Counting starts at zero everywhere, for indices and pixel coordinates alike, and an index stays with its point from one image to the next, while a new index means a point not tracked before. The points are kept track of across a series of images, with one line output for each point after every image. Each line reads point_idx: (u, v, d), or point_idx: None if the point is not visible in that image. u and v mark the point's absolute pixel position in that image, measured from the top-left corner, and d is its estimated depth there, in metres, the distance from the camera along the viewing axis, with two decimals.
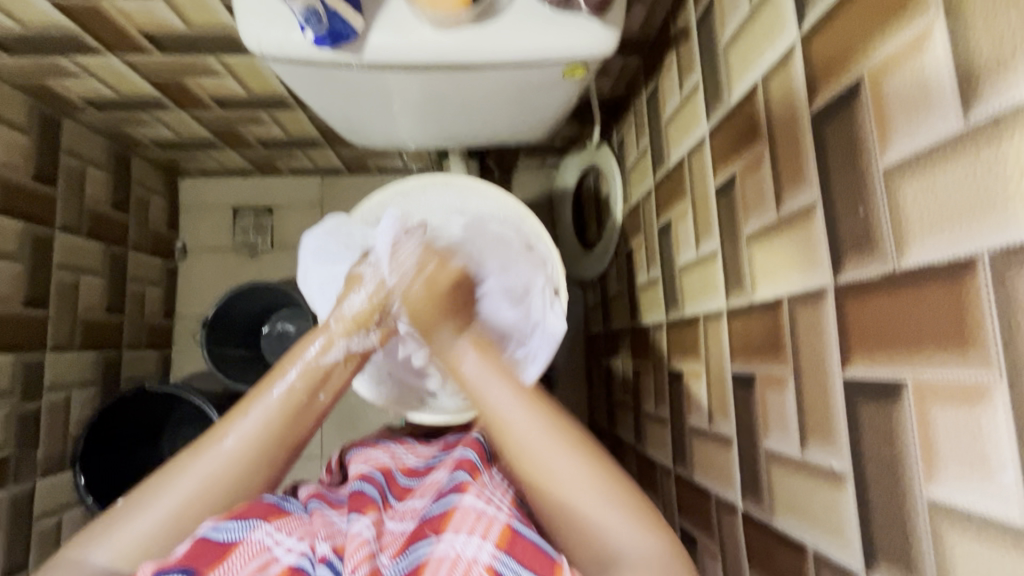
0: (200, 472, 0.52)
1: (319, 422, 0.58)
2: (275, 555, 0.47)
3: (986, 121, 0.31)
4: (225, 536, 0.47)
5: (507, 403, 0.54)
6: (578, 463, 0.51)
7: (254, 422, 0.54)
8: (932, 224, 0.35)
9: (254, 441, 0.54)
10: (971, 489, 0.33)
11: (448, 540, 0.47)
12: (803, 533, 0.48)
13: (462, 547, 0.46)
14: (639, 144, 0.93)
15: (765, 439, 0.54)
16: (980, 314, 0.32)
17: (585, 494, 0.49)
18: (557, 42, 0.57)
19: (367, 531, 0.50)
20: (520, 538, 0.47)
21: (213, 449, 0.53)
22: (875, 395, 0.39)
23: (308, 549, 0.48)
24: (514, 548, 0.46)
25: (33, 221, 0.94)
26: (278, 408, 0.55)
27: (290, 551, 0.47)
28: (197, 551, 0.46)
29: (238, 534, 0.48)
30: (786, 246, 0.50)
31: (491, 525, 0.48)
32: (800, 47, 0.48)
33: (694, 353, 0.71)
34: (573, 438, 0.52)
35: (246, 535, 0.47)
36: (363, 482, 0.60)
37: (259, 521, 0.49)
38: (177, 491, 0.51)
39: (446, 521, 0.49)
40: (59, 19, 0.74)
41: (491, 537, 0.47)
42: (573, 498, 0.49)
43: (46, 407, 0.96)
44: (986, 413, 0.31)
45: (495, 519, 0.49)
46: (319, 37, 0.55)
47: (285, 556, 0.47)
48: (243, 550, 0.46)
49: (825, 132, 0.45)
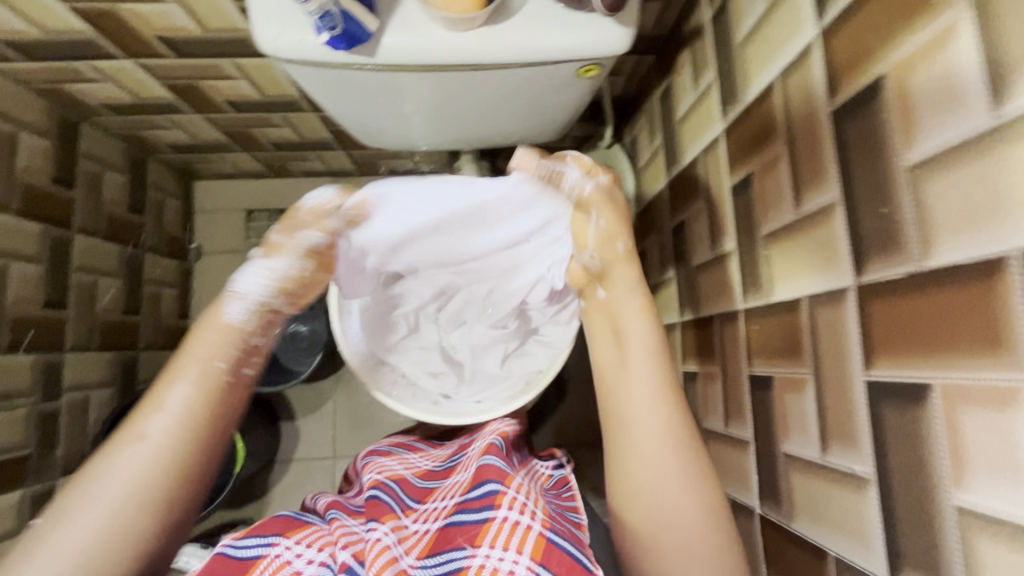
0: (134, 463, 0.47)
1: (247, 396, 0.55)
2: (297, 568, 0.48)
3: (1018, 116, 0.30)
4: (244, 554, 0.48)
5: (649, 390, 0.56)
6: (683, 481, 0.52)
7: (179, 409, 0.50)
8: (960, 222, 0.34)
9: (184, 423, 0.49)
10: (1004, 495, 0.31)
11: (484, 555, 0.47)
12: (824, 538, 0.47)
13: (497, 561, 0.47)
14: (652, 143, 0.92)
15: (783, 443, 0.53)
16: (1013, 316, 0.31)
17: (669, 490, 0.52)
18: (571, 41, 0.57)
19: (388, 537, 0.51)
20: (554, 550, 0.48)
21: (137, 445, 0.48)
22: (900, 399, 0.38)
23: (328, 559, 0.49)
24: (549, 560, 0.47)
25: (53, 224, 0.95)
26: (201, 387, 0.51)
27: (311, 563, 0.48)
28: (217, 571, 0.46)
29: (257, 551, 0.48)
30: (804, 246, 0.50)
31: (526, 536, 0.48)
32: (819, 44, 0.47)
33: (710, 355, 0.70)
34: (690, 454, 0.53)
35: (268, 551, 0.48)
36: (378, 491, 0.59)
37: (277, 537, 0.50)
38: (114, 481, 0.47)
39: (482, 534, 0.49)
40: (78, 25, 0.75)
41: (525, 549, 0.47)
42: (654, 493, 0.53)
43: (65, 406, 0.98)
44: (1019, 416, 0.30)
45: (529, 527, 0.49)
46: (334, 39, 0.54)
47: (306, 568, 0.48)
48: (266, 566, 0.47)
49: (846, 129, 0.44)
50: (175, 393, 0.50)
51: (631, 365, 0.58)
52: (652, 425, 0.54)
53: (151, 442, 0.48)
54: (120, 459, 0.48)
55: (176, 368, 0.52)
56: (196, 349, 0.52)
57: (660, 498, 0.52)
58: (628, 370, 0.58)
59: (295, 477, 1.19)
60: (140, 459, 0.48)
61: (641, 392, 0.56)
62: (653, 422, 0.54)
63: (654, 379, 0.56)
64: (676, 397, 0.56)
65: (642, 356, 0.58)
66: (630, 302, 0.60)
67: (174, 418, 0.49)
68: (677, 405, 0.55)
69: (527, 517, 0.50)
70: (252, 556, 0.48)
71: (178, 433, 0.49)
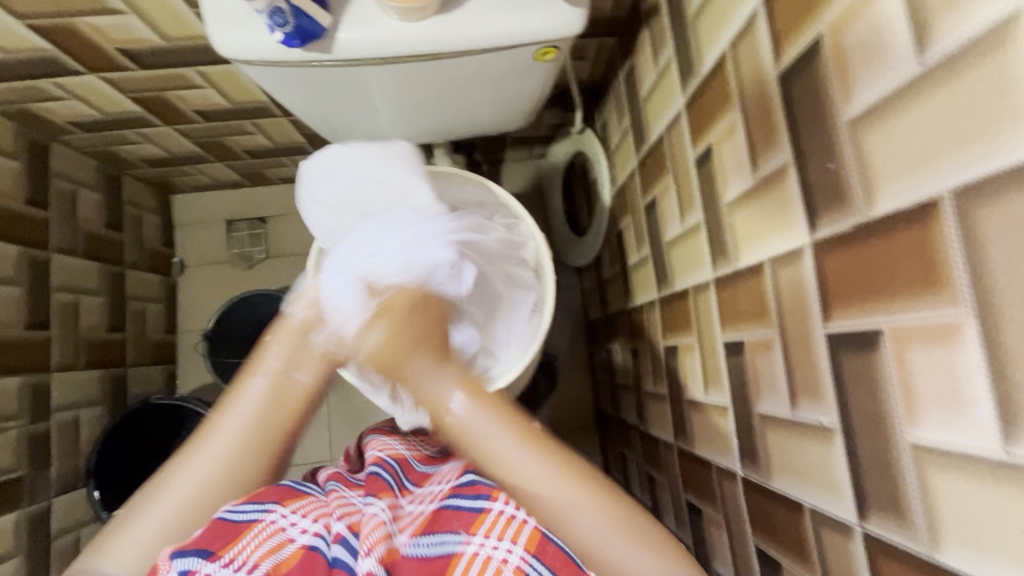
0: (197, 462, 0.53)
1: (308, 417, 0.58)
2: (291, 535, 0.49)
3: (938, 62, 0.31)
4: (241, 517, 0.49)
5: (512, 449, 0.50)
6: (587, 497, 0.49)
7: (247, 409, 0.55)
8: (896, 170, 0.35)
9: (245, 432, 0.54)
10: (949, 428, 0.33)
11: (478, 543, 0.49)
12: (799, 492, 0.48)
13: (491, 550, 0.48)
14: (621, 125, 0.93)
15: (758, 404, 0.54)
16: (946, 253, 0.32)
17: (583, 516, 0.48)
18: (525, 25, 0.58)
19: (384, 514, 0.52)
20: (550, 543, 0.49)
21: (203, 447, 0.54)
22: (856, 346, 0.40)
23: (323, 530, 0.50)
24: (543, 552, 0.48)
25: (30, 245, 0.95)
26: (270, 397, 0.55)
27: (305, 533, 0.50)
28: (214, 532, 0.48)
29: (255, 515, 0.50)
30: (764, 210, 0.51)
31: (521, 528, 0.49)
32: (761, 10, 0.48)
33: (687, 327, 0.71)
34: (578, 472, 0.50)
35: (264, 517, 0.50)
36: (379, 468, 0.60)
37: (274, 504, 0.51)
38: (184, 475, 0.53)
39: (477, 523, 0.50)
40: (37, 41, 0.75)
41: (520, 540, 0.48)
42: (570, 517, 0.48)
43: (56, 426, 0.98)
44: (958, 351, 0.32)
45: (524, 521, 0.50)
46: (288, 37, 0.55)
47: (300, 536, 0.49)
48: (260, 531, 0.48)
49: (792, 91, 0.45)
50: (244, 398, 0.55)
51: (471, 432, 0.51)
52: (532, 473, 0.49)
53: (214, 447, 0.54)
54: (195, 455, 0.53)
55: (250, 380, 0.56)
56: (266, 364, 0.57)
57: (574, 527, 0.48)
58: (480, 447, 0.51)
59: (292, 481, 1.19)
60: (204, 458, 0.53)
61: (492, 451, 0.50)
62: (521, 466, 0.50)
63: (507, 433, 0.51)
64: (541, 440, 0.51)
65: (484, 425, 0.51)
66: (438, 378, 0.53)
67: (238, 427, 0.54)
68: (542, 446, 0.51)
69: (527, 512, 0.50)
70: (247, 519, 0.49)
71: (235, 439, 0.54)
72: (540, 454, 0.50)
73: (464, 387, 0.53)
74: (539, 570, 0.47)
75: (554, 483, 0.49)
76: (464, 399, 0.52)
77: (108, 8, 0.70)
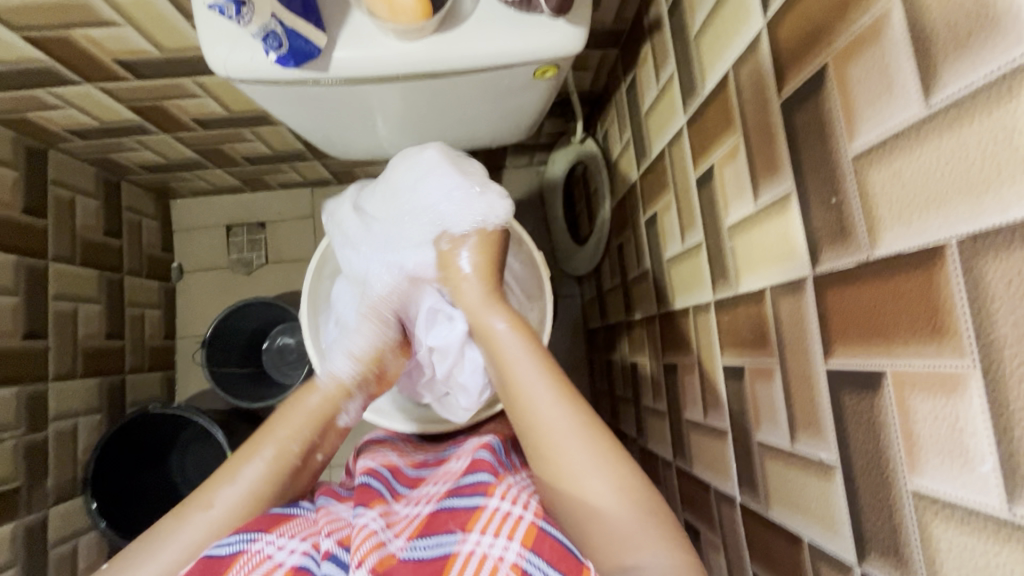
0: (195, 531, 0.53)
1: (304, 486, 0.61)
2: (279, 560, 0.47)
3: (945, 106, 0.30)
4: (224, 550, 0.48)
5: (546, 396, 0.54)
6: (599, 456, 0.49)
7: (257, 478, 0.57)
8: (901, 212, 0.34)
9: (244, 500, 0.55)
10: (952, 479, 0.32)
11: (474, 541, 0.47)
12: (797, 525, 0.47)
13: (488, 548, 0.46)
14: (622, 136, 0.92)
15: (757, 432, 0.54)
16: (952, 302, 0.31)
17: (578, 452, 0.50)
18: (524, 42, 0.57)
19: (377, 523, 0.51)
20: (546, 538, 0.46)
21: (199, 516, 0.54)
22: (857, 386, 0.39)
23: (311, 548, 0.49)
24: (541, 547, 0.46)
25: (27, 254, 0.95)
26: (274, 462, 0.58)
27: (293, 553, 0.48)
28: (200, 569, 0.46)
29: (238, 546, 0.48)
30: (765, 238, 0.50)
31: (517, 524, 0.47)
32: (765, 33, 0.47)
33: (686, 347, 0.71)
34: (597, 432, 0.51)
35: (247, 547, 0.48)
36: (371, 477, 0.60)
37: (259, 532, 0.49)
38: (177, 544, 0.52)
39: (472, 520, 0.49)
40: (32, 52, 0.75)
41: (516, 536, 0.46)
42: (580, 473, 0.49)
43: (53, 436, 0.98)
44: (962, 400, 0.31)
45: (521, 516, 0.48)
46: (282, 58, 0.54)
47: (288, 558, 0.47)
48: (245, 562, 0.47)
49: (796, 121, 0.44)
50: (245, 472, 0.57)
51: (508, 360, 0.59)
52: (550, 417, 0.52)
53: (215, 512, 0.54)
54: (187, 523, 0.53)
55: (261, 438, 0.59)
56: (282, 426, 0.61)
57: (543, 416, 0.53)
58: (514, 376, 0.57)
59: None
60: (199, 526, 0.53)
61: (526, 390, 0.55)
62: (536, 406, 0.54)
63: (538, 371, 0.56)
64: (573, 393, 0.54)
65: (521, 362, 0.58)
66: (490, 310, 0.64)
67: (240, 491, 0.56)
68: (569, 395, 0.54)
69: (520, 508, 0.49)
70: (230, 553, 0.48)
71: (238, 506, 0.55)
72: (563, 405, 0.53)
73: (511, 318, 0.62)
74: (537, 565, 0.45)
75: (564, 429, 0.51)
76: (509, 333, 0.61)
77: (104, 20, 0.69)
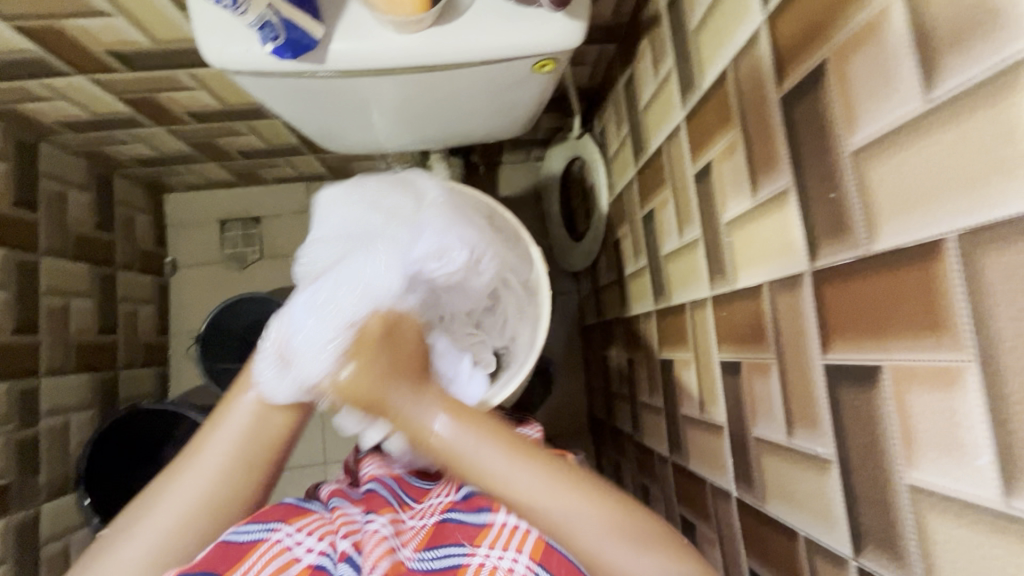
0: (191, 481, 0.51)
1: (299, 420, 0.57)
2: (297, 555, 0.48)
3: (946, 100, 0.30)
4: (245, 539, 0.48)
5: (501, 465, 0.49)
6: (581, 501, 0.48)
7: (233, 431, 0.54)
8: (900, 206, 0.34)
9: (235, 445, 0.53)
10: (949, 473, 0.32)
11: (484, 554, 0.47)
12: (793, 519, 0.48)
13: (497, 561, 0.46)
14: (619, 132, 0.92)
15: (754, 427, 0.54)
16: (950, 296, 0.31)
17: (558, 510, 0.47)
18: (522, 36, 0.56)
19: (385, 529, 0.50)
20: (554, 553, 0.47)
21: (192, 467, 0.52)
22: (855, 380, 0.39)
23: (328, 548, 0.49)
24: (549, 561, 0.46)
25: (17, 248, 0.93)
26: (262, 402, 0.55)
27: (310, 552, 0.48)
28: (215, 556, 0.46)
29: (259, 535, 0.48)
30: (764, 233, 0.50)
31: (526, 537, 0.47)
32: (765, 28, 0.47)
33: (683, 342, 0.71)
34: (566, 476, 0.49)
35: (268, 536, 0.48)
36: (377, 484, 0.58)
37: (278, 523, 0.50)
38: (176, 497, 0.51)
39: (482, 534, 0.49)
40: (23, 43, 0.73)
41: (525, 549, 0.47)
42: (568, 527, 0.47)
43: (45, 432, 0.97)
44: (960, 394, 0.31)
45: (530, 530, 0.48)
46: (279, 49, 0.54)
47: (305, 555, 0.48)
48: (264, 553, 0.47)
49: (795, 116, 0.44)
50: (233, 414, 0.55)
51: (456, 449, 0.50)
52: (525, 487, 0.48)
53: (207, 461, 0.52)
54: (182, 475, 0.52)
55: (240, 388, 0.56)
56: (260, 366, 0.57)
57: (515, 490, 0.49)
58: (471, 464, 0.50)
59: (285, 485, 1.19)
60: (194, 476, 0.52)
61: (485, 470, 0.49)
62: (512, 482, 0.49)
63: (490, 446, 0.50)
64: (530, 451, 0.50)
65: (472, 449, 0.50)
66: (418, 404, 0.52)
67: (230, 438, 0.54)
68: (527, 454, 0.50)
69: (529, 522, 0.48)
70: (252, 540, 0.48)
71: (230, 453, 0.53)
72: (528, 469, 0.49)
73: (446, 406, 0.52)
74: None
75: (541, 490, 0.48)
76: (446, 422, 0.51)
77: (96, 10, 0.68)
